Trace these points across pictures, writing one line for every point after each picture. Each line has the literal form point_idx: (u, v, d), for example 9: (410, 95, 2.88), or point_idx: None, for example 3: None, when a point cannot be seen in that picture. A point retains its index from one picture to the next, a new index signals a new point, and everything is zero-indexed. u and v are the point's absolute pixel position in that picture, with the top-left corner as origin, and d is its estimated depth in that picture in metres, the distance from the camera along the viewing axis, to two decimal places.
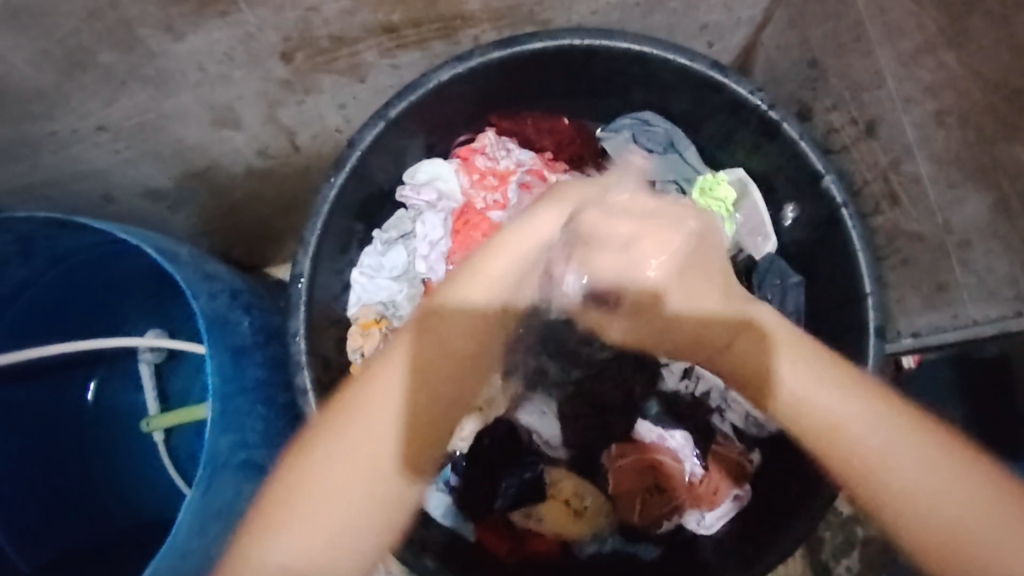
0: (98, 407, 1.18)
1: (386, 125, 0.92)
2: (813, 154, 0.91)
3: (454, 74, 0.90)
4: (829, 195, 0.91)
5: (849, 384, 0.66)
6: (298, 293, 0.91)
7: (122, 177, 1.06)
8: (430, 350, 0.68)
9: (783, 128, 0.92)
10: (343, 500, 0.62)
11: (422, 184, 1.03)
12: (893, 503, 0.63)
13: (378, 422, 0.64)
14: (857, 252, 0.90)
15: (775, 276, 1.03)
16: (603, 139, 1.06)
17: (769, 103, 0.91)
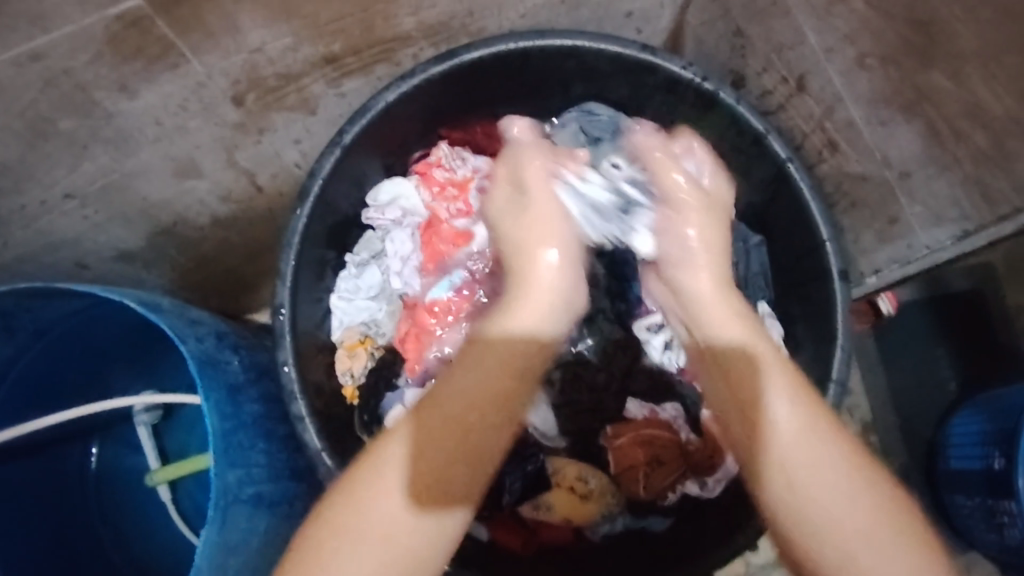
0: (100, 473, 1.19)
1: (342, 151, 0.95)
2: (751, 116, 0.94)
3: (400, 93, 0.94)
4: (773, 153, 0.95)
5: (855, 486, 0.71)
6: (281, 323, 0.93)
7: (94, 242, 1.09)
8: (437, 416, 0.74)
9: (720, 96, 0.96)
10: (373, 565, 0.69)
11: (386, 204, 1.06)
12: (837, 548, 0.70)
13: (393, 489, 0.71)
14: (810, 202, 0.94)
15: (737, 238, 1.06)
16: (552, 133, 1.08)
17: (703, 75, 0.95)
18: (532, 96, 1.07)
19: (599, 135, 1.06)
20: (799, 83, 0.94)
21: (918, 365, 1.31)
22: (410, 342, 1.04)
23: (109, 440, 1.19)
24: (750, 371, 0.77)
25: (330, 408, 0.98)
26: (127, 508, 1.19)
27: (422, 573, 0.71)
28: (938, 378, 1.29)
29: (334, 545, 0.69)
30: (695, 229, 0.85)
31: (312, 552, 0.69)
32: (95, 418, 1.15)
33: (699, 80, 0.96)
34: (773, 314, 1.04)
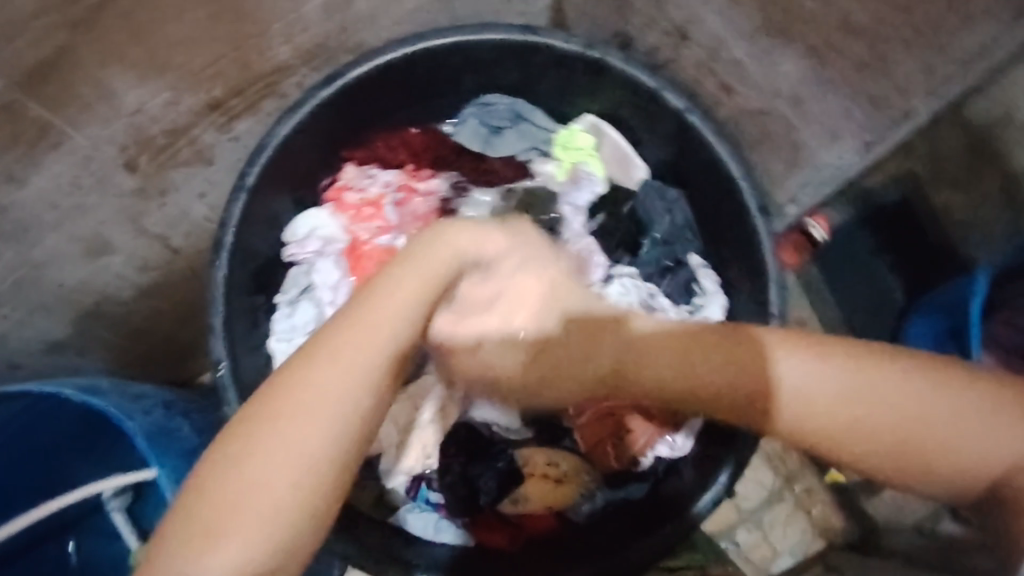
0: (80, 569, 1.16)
1: (247, 195, 0.93)
2: (641, 74, 0.95)
3: (292, 123, 0.92)
4: (671, 105, 0.95)
5: (889, 380, 0.70)
6: (222, 379, 0.91)
7: (17, 342, 1.05)
8: (377, 325, 0.65)
9: (606, 61, 0.96)
10: (283, 483, 0.60)
11: (305, 237, 1.04)
12: (939, 433, 0.69)
13: (324, 390, 0.62)
14: (716, 146, 0.94)
15: (656, 196, 1.05)
16: (454, 133, 1.09)
17: (586, 44, 0.95)
18: (425, 99, 1.06)
19: (502, 126, 1.08)
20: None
21: (862, 282, 1.31)
22: None
23: (85, 532, 1.16)
24: (751, 345, 0.74)
25: None
26: None
27: (337, 498, 0.62)
28: (884, 290, 1.30)
29: (252, 455, 0.60)
30: (499, 307, 0.75)
31: (219, 470, 0.60)
32: (60, 519, 1.11)
33: (584, 49, 0.96)
34: (706, 264, 1.05)
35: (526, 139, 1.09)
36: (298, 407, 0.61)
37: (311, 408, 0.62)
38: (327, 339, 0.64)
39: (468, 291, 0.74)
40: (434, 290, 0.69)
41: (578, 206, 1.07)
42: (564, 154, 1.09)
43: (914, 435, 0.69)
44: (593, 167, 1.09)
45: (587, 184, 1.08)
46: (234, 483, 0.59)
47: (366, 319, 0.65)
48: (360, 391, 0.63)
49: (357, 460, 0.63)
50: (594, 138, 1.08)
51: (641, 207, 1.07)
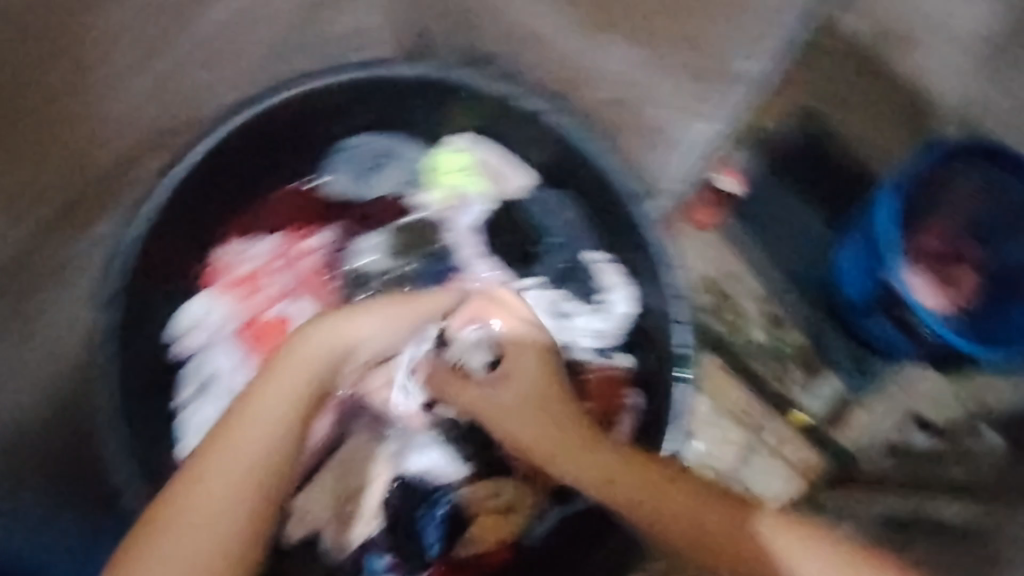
0: None
1: (122, 297, 0.89)
2: (496, 86, 0.94)
3: (155, 210, 0.89)
4: (534, 112, 0.95)
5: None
6: (132, 500, 0.85)
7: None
8: (278, 391, 0.79)
9: (460, 81, 0.95)
10: (211, 521, 0.71)
11: (193, 329, 0.99)
12: None
13: (238, 446, 0.75)
14: (583, 141, 0.94)
15: (540, 205, 1.04)
16: (324, 184, 1.05)
17: (437, 68, 0.93)
18: (290, 158, 1.02)
19: (369, 165, 1.05)
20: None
21: (777, 227, 1.25)
22: None
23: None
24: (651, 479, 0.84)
25: None
26: None
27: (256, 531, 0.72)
28: (802, 228, 1.25)
29: (186, 511, 0.71)
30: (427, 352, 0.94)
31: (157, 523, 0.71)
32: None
33: (434, 72, 0.94)
34: (611, 258, 1.00)
35: (398, 173, 1.05)
36: (213, 476, 0.73)
37: (226, 460, 0.74)
38: (244, 404, 0.78)
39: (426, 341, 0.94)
40: (334, 366, 0.85)
41: (469, 228, 1.05)
42: (438, 178, 1.05)
43: None
44: (471, 184, 1.05)
45: (471, 204, 1.05)
46: (167, 532, 0.70)
47: (265, 397, 0.79)
48: (259, 465, 0.74)
49: (271, 496, 0.74)
50: (469, 156, 1.04)
51: (529, 218, 1.05)
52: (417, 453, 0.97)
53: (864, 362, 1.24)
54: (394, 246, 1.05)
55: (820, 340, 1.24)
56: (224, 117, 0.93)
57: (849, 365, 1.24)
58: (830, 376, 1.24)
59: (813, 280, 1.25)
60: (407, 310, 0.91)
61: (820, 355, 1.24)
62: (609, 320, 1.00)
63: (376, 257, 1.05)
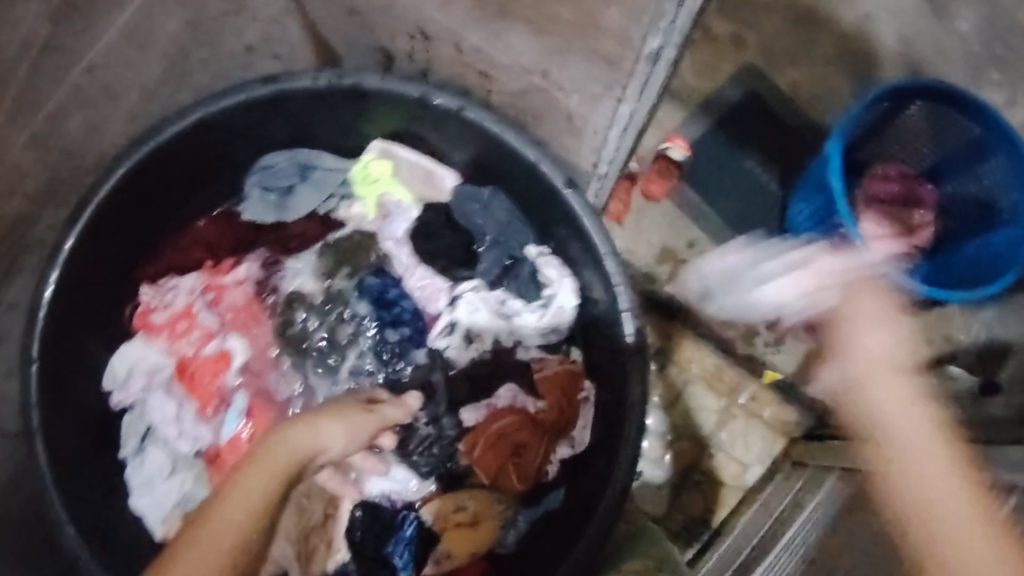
0: None
1: (40, 365, 0.83)
2: (404, 86, 0.87)
3: (56, 271, 0.83)
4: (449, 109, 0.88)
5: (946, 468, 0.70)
6: (83, 566, 0.81)
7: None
8: (257, 481, 0.69)
9: (365, 84, 0.87)
10: None
11: (126, 378, 0.95)
12: (943, 514, 0.67)
13: (214, 544, 0.65)
14: (504, 132, 0.87)
15: (472, 201, 0.98)
16: (244, 210, 1.00)
17: (337, 73, 0.87)
18: (202, 182, 0.97)
19: (289, 183, 1.00)
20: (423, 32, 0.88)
21: (729, 187, 1.24)
22: None
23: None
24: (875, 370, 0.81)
25: None
26: None
27: None
28: (751, 186, 1.23)
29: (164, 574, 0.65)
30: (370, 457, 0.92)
31: None
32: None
33: (336, 79, 0.87)
34: (545, 250, 0.96)
35: (320, 188, 1.00)
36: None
37: (193, 563, 0.64)
38: (236, 486, 0.69)
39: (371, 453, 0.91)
40: (305, 458, 0.72)
41: (399, 237, 1.01)
42: (363, 187, 1.01)
43: (905, 512, 0.69)
44: (397, 190, 1.02)
45: (399, 212, 1.02)
46: None
47: (244, 480, 0.69)
48: (256, 525, 0.67)
49: None
50: (389, 162, 1.00)
51: (463, 218, 1.00)
52: (377, 476, 0.94)
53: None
54: (323, 265, 1.00)
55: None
56: (116, 157, 0.86)
57: (812, 319, 1.22)
58: (794, 332, 1.22)
59: (767, 238, 1.24)
60: (372, 417, 0.81)
61: (783, 311, 1.23)
62: (554, 315, 0.96)
63: (305, 278, 1.00)
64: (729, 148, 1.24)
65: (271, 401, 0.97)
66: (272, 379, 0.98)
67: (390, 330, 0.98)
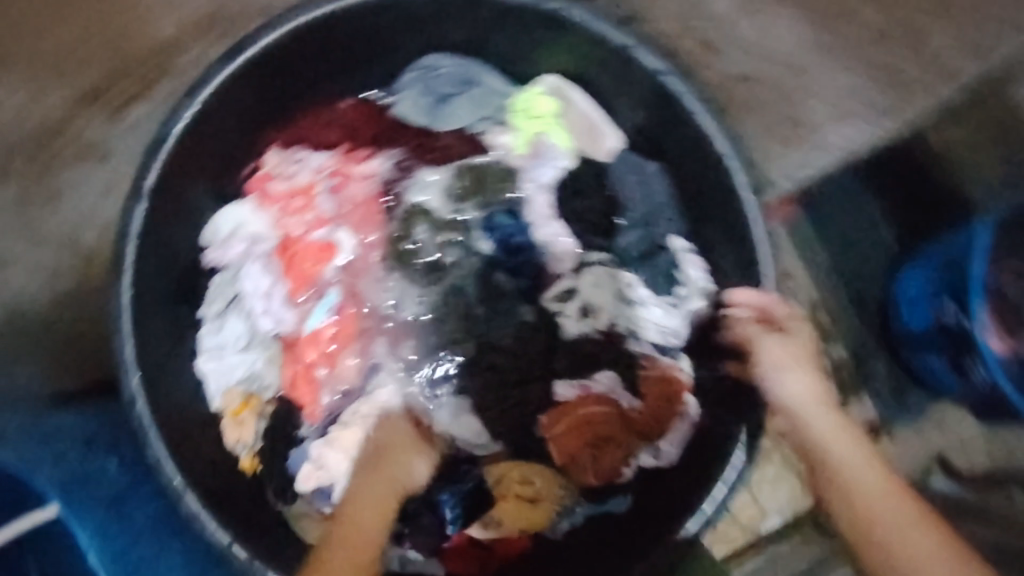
0: None
1: (151, 200, 0.79)
2: (609, 31, 0.79)
3: (193, 112, 0.77)
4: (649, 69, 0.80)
5: (896, 510, 0.70)
6: (141, 419, 0.78)
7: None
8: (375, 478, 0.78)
9: (568, 15, 0.79)
10: None
11: (228, 237, 0.90)
12: (879, 538, 0.68)
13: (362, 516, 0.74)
14: (700, 117, 0.80)
15: (631, 170, 0.90)
16: (394, 106, 0.91)
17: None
18: (359, 66, 0.88)
19: (448, 92, 0.90)
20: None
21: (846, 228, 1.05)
22: (299, 385, 0.90)
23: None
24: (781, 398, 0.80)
25: (228, 485, 0.84)
26: None
27: None
28: (874, 237, 1.05)
29: None
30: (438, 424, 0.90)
31: None
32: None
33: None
34: (691, 249, 0.88)
35: (479, 107, 0.91)
36: None
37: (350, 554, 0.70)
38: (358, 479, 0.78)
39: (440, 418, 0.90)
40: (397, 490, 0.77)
41: (542, 183, 0.91)
42: (522, 120, 0.91)
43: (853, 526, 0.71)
44: (557, 136, 0.91)
45: (550, 157, 0.91)
46: None
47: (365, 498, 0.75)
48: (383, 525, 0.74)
49: None
50: (558, 102, 0.91)
51: (615, 188, 0.91)
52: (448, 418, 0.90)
53: (903, 392, 1.05)
54: (455, 187, 0.93)
55: (864, 358, 1.05)
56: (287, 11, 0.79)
57: (884, 390, 1.05)
58: (862, 399, 1.04)
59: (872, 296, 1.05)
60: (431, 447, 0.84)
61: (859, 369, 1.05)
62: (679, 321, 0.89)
63: (433, 195, 0.93)
64: (861, 187, 1.06)
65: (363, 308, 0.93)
66: (369, 286, 0.93)
67: (501, 275, 0.93)
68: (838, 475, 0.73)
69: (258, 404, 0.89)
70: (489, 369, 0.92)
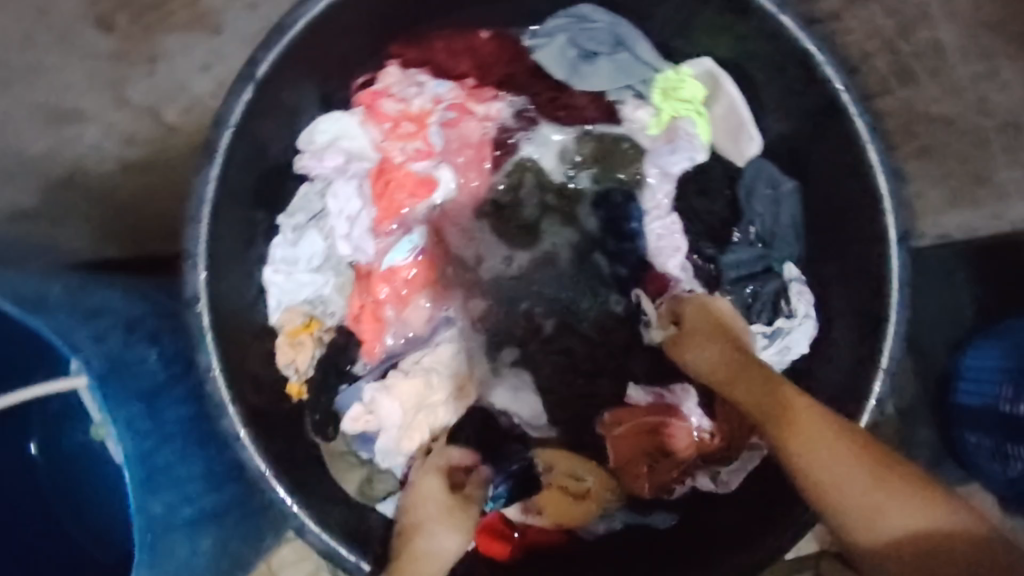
0: (48, 458, 0.97)
1: (258, 88, 0.72)
2: (797, 28, 0.71)
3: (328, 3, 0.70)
4: (823, 81, 0.73)
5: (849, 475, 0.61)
6: (199, 319, 0.73)
7: (25, 238, 0.92)
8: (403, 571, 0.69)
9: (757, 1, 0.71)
10: None
11: (324, 148, 0.83)
12: (848, 514, 0.60)
13: None
14: (868, 146, 0.72)
15: (764, 184, 0.83)
16: (534, 48, 0.83)
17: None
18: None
19: (594, 50, 0.82)
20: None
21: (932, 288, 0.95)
22: (364, 321, 0.85)
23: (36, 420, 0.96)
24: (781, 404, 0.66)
25: (273, 406, 0.80)
26: (69, 500, 0.96)
27: None
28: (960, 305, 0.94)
29: None
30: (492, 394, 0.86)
31: None
32: (21, 408, 0.95)
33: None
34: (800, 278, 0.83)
35: (623, 75, 0.83)
36: None
37: None
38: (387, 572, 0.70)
39: (497, 389, 0.86)
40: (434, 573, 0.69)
41: (668, 172, 0.85)
42: (665, 100, 0.83)
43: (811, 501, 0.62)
44: (698, 126, 0.84)
45: (686, 147, 0.84)
46: None
47: None
48: None
49: None
50: (708, 89, 0.83)
51: (743, 195, 0.84)
52: (506, 391, 0.86)
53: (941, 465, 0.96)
54: (574, 153, 0.86)
55: (909, 421, 0.96)
56: None
57: (922, 458, 0.95)
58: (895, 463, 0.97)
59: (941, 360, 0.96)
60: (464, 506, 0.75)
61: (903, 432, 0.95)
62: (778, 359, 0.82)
63: (549, 156, 0.86)
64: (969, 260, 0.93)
65: (447, 256, 0.87)
66: (458, 234, 0.87)
67: (596, 255, 0.86)
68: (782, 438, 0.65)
69: (319, 329, 0.84)
70: (562, 349, 0.86)
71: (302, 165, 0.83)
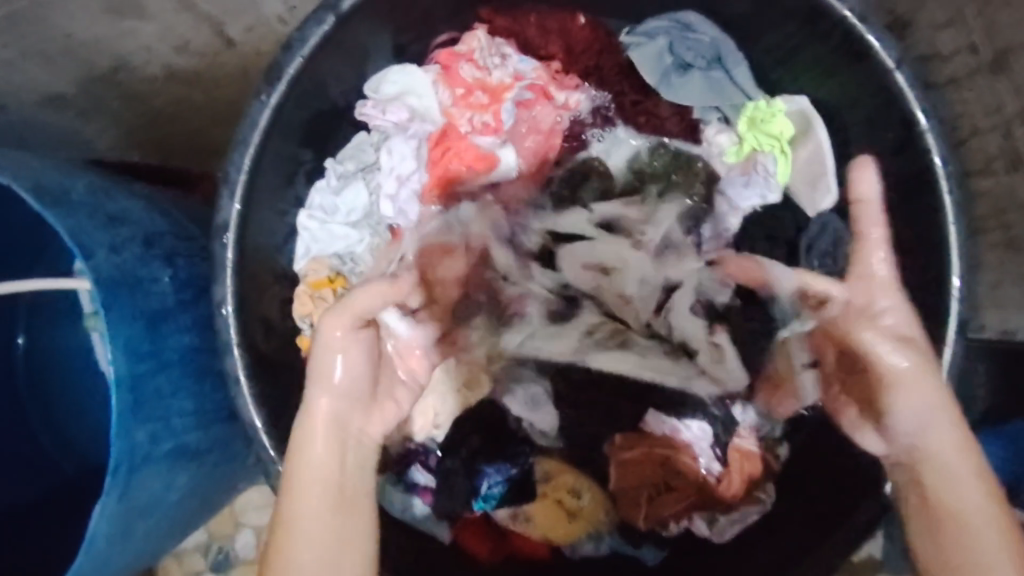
0: (29, 353, 0.92)
1: (337, 21, 0.68)
2: (910, 92, 0.68)
3: None
4: (923, 148, 0.69)
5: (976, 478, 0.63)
6: (224, 251, 0.69)
7: (51, 124, 0.92)
8: (356, 370, 0.68)
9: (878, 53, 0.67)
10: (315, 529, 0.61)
11: (389, 99, 0.79)
12: (959, 530, 0.62)
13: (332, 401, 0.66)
14: (949, 225, 0.69)
15: (828, 240, 0.78)
16: (628, 47, 0.80)
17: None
18: None
19: (691, 62, 0.79)
20: (976, 44, 0.68)
21: None
22: None
23: (23, 317, 0.92)
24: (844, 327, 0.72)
25: (278, 356, 0.75)
26: (41, 403, 0.92)
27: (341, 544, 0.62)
28: None
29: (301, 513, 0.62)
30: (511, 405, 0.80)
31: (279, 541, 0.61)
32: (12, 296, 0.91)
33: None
34: None
35: (712, 95, 0.80)
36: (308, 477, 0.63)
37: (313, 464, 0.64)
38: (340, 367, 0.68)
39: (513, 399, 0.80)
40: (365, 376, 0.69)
41: (737, 207, 0.81)
42: (752, 129, 0.80)
43: (907, 492, 0.65)
44: (777, 165, 0.80)
45: (760, 186, 0.80)
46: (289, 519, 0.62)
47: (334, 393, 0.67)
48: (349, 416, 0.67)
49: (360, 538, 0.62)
50: (797, 128, 0.80)
51: (803, 248, 0.80)
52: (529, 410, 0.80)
53: None
54: (642, 167, 0.82)
55: None
56: None
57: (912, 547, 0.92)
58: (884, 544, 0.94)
59: None
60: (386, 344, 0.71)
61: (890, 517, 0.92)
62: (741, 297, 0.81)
63: (619, 162, 0.83)
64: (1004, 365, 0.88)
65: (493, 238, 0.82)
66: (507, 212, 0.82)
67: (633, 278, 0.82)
68: (921, 468, 0.65)
69: (343, 287, 0.79)
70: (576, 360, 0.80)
71: (360, 112, 0.79)
